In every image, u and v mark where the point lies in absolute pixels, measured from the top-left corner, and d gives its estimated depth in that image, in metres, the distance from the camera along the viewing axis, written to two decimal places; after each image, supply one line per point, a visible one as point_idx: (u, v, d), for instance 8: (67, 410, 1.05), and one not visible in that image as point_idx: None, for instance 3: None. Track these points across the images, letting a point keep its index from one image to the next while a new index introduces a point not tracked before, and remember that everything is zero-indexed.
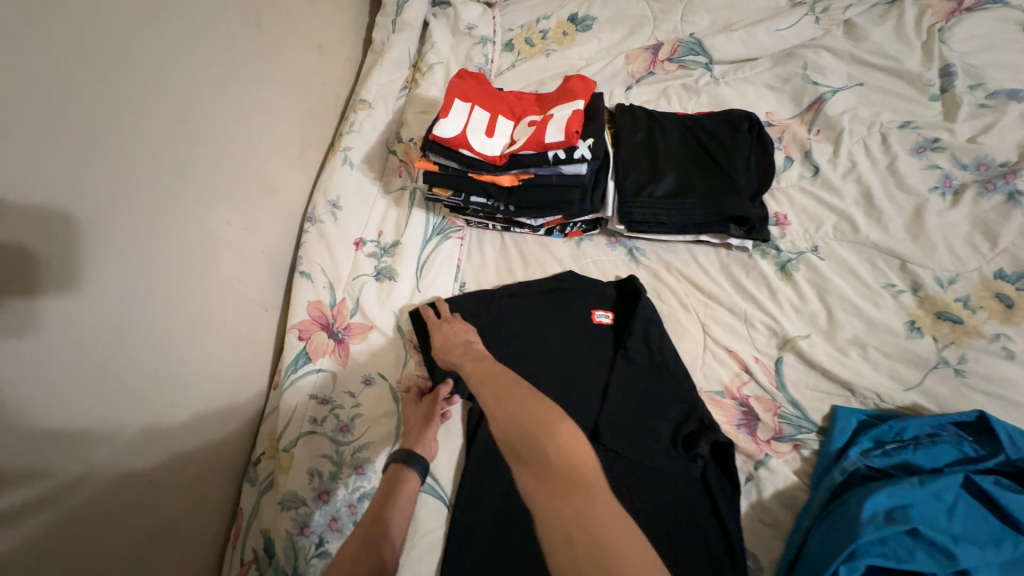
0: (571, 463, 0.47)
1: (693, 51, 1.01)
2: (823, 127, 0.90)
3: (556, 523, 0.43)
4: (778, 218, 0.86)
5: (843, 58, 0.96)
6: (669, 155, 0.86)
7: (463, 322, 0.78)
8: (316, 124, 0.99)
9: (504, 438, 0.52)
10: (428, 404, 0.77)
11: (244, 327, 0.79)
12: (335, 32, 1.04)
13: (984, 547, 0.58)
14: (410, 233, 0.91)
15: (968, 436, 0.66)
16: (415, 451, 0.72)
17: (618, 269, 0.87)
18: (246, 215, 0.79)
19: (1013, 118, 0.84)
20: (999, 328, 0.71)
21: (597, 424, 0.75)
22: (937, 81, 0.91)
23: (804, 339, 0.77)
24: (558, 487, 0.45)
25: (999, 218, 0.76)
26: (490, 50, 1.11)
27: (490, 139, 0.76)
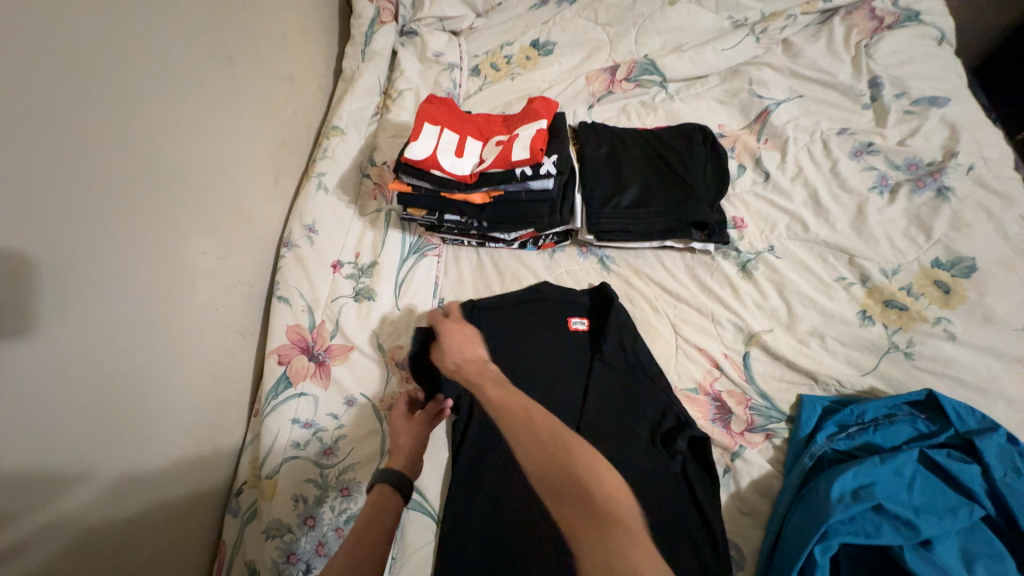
0: (610, 502, 0.63)
1: (648, 71, 1.08)
2: (770, 136, 0.98)
3: (590, 548, 0.59)
4: (736, 221, 0.91)
5: (783, 74, 1.04)
6: (632, 167, 0.90)
7: (471, 329, 0.84)
8: (290, 151, 1.00)
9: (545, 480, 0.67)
10: (421, 423, 0.76)
11: (222, 356, 0.79)
12: (305, 62, 1.07)
13: (944, 516, 0.62)
14: (387, 253, 0.93)
15: (920, 413, 0.71)
16: (399, 470, 0.70)
17: (590, 277, 0.91)
18: (221, 244, 0.80)
19: (934, 122, 0.94)
20: (939, 312, 0.78)
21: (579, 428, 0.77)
22: (868, 92, 1.00)
23: (768, 333, 0.82)
24: (592, 520, 0.61)
25: (930, 213, 0.85)
26: (458, 75, 1.16)
27: (460, 159, 0.79)
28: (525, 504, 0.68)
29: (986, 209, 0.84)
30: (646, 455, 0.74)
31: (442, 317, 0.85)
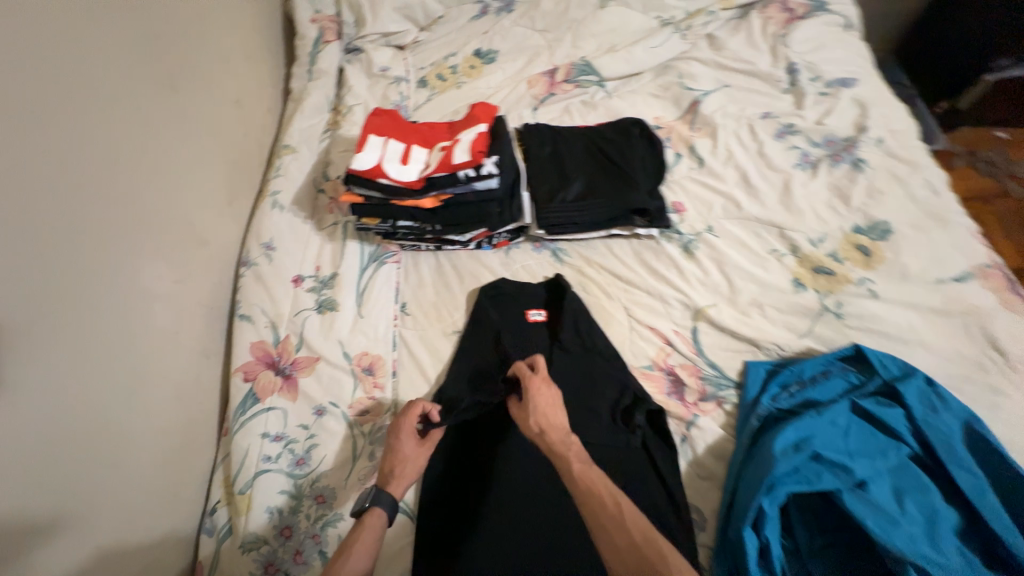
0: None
1: (585, 72, 1.14)
2: (701, 124, 1.04)
3: None
4: (676, 206, 0.97)
5: (710, 66, 1.11)
6: (575, 163, 0.95)
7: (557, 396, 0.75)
8: (244, 171, 1.01)
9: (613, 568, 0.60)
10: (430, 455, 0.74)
11: (185, 378, 0.79)
12: (252, 85, 1.08)
13: (875, 458, 0.68)
14: (347, 264, 0.94)
15: (852, 366, 0.77)
16: (384, 489, 0.70)
17: (545, 270, 0.95)
18: (176, 267, 0.80)
19: (845, 102, 1.02)
20: (862, 274, 0.85)
21: None
22: (786, 78, 1.08)
23: (712, 307, 0.87)
24: None
25: (848, 184, 0.92)
26: (405, 88, 1.19)
27: (405, 166, 0.83)
28: (529, 513, 0.75)
29: (896, 176, 0.93)
30: (607, 432, 0.79)
31: (530, 374, 0.77)
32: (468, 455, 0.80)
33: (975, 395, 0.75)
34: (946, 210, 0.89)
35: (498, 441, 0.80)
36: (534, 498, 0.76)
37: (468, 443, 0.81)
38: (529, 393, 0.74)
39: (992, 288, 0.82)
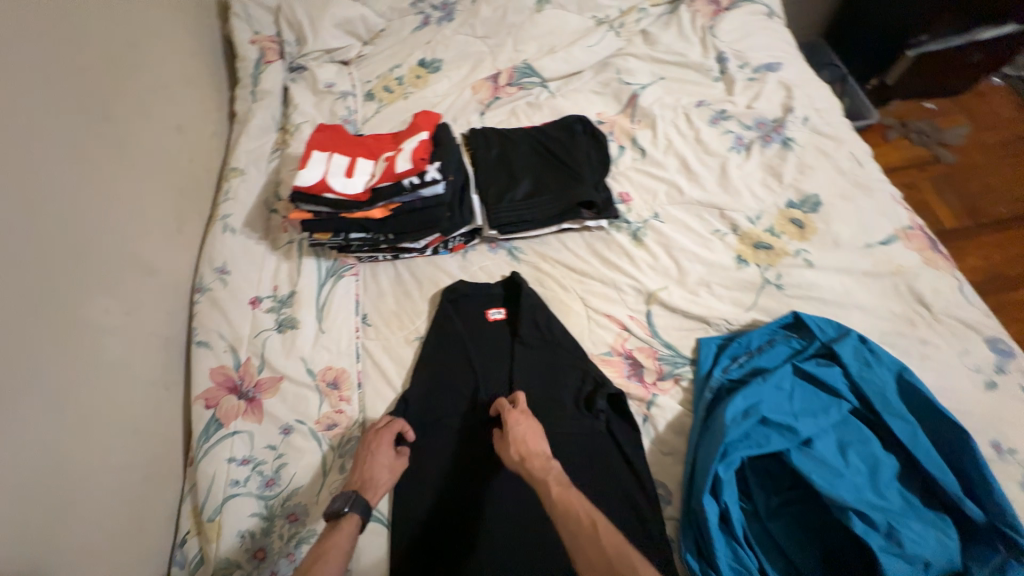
0: None
1: (527, 74, 1.17)
2: (641, 117, 1.09)
3: None
4: (623, 196, 1.01)
5: (645, 61, 1.16)
6: (522, 164, 0.98)
7: (535, 424, 0.76)
8: (191, 197, 0.99)
9: None
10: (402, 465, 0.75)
11: (143, 411, 0.77)
12: (195, 109, 1.07)
13: (818, 416, 0.72)
14: (305, 281, 0.94)
15: (794, 333, 0.82)
16: (359, 494, 0.70)
17: (502, 269, 0.97)
18: (124, 300, 0.78)
19: (771, 85, 1.08)
20: (798, 245, 0.90)
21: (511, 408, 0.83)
22: (716, 67, 1.13)
23: (663, 290, 0.90)
24: None
25: (780, 162, 0.98)
26: (353, 102, 1.19)
27: (351, 178, 0.84)
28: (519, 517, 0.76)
29: (824, 151, 0.99)
30: (573, 420, 0.81)
31: (511, 408, 0.78)
32: (450, 464, 0.79)
33: (907, 348, 0.80)
34: (870, 180, 0.95)
35: (468, 441, 0.81)
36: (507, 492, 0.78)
37: (449, 453, 0.81)
38: (508, 423, 0.76)
39: (915, 248, 0.88)
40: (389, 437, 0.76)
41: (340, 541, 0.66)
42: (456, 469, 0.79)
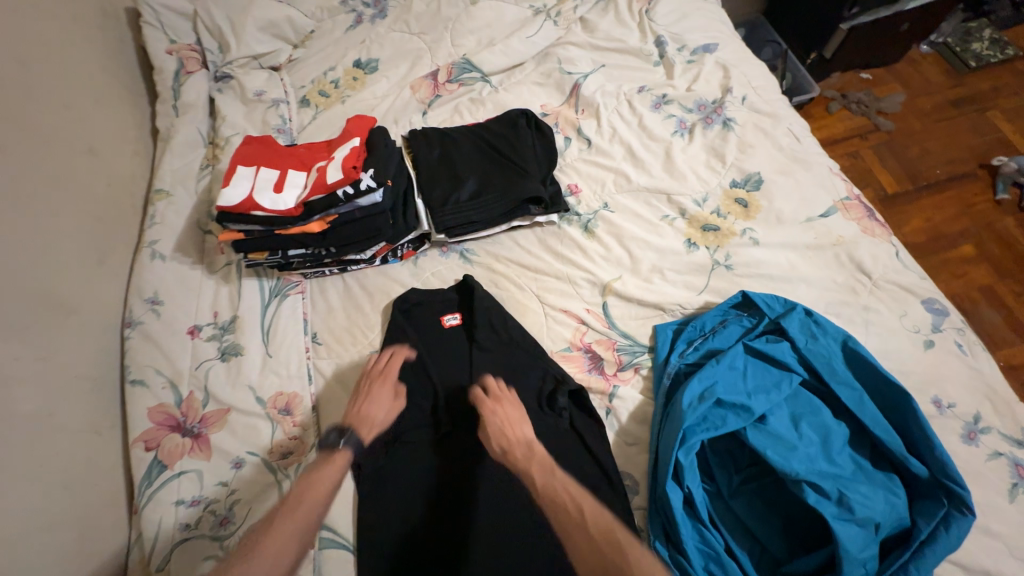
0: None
1: (466, 69, 1.14)
2: (585, 106, 1.07)
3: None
4: (572, 188, 0.99)
5: (586, 48, 1.14)
6: (466, 163, 0.95)
7: (511, 412, 0.76)
8: (113, 224, 0.92)
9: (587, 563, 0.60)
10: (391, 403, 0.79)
11: (73, 461, 0.71)
12: (110, 128, 0.99)
13: (771, 392, 0.73)
14: (246, 304, 0.90)
15: (745, 312, 0.83)
16: (350, 430, 0.74)
17: (455, 273, 0.94)
18: (37, 344, 0.72)
19: (710, 66, 1.08)
20: (744, 225, 0.91)
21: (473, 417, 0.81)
22: (656, 51, 1.13)
23: (617, 281, 0.90)
24: None
25: (722, 143, 0.99)
26: (286, 109, 1.13)
27: (280, 194, 0.80)
28: (512, 521, 0.74)
29: (763, 129, 1.00)
30: (537, 420, 0.80)
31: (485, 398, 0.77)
32: (415, 480, 0.78)
33: (851, 317, 0.83)
34: (809, 154, 0.97)
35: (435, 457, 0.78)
36: (477, 500, 0.76)
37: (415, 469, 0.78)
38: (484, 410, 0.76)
39: (853, 219, 0.90)
40: (387, 379, 0.80)
41: (329, 472, 0.69)
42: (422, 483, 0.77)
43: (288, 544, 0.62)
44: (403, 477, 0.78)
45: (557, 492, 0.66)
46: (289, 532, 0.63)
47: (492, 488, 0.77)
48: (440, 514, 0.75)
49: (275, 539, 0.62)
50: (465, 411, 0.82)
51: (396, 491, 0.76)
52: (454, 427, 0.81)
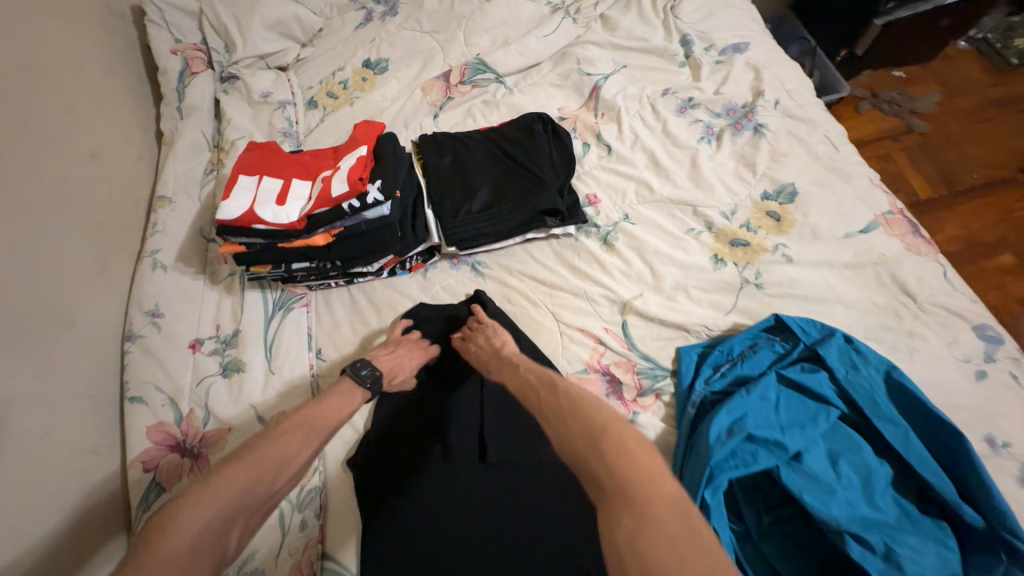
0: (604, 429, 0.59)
1: (480, 70, 1.08)
2: (605, 110, 1.02)
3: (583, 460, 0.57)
4: (590, 198, 0.94)
5: (606, 48, 1.08)
6: (478, 171, 0.90)
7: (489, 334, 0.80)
8: (114, 232, 0.89)
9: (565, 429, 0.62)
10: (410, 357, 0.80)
11: (69, 485, 0.68)
12: (113, 131, 0.95)
13: (806, 427, 0.68)
14: (249, 317, 0.87)
15: (777, 336, 0.77)
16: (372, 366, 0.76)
17: (466, 287, 0.90)
18: (34, 360, 0.68)
19: (739, 67, 1.02)
20: (777, 240, 0.85)
21: (483, 442, 0.77)
22: (681, 50, 1.07)
23: (638, 298, 0.84)
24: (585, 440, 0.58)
25: (752, 151, 0.92)
26: (293, 112, 1.08)
27: (282, 206, 0.77)
28: (523, 558, 0.69)
29: (797, 136, 0.93)
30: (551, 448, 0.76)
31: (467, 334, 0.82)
32: (421, 508, 0.72)
33: (893, 343, 0.76)
34: (848, 164, 0.90)
35: (444, 485, 0.74)
36: (486, 535, 0.71)
37: (424, 496, 0.73)
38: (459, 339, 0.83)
39: (896, 234, 0.83)
40: (420, 348, 0.82)
41: (343, 402, 0.70)
42: (429, 511, 0.72)
43: (293, 457, 0.61)
44: (409, 506, 0.72)
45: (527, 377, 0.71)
46: (299, 447, 0.62)
47: (503, 519, 0.72)
48: (445, 553, 0.70)
49: (284, 447, 0.61)
50: (473, 437, 0.78)
51: (401, 522, 0.71)
52: (461, 454, 0.76)
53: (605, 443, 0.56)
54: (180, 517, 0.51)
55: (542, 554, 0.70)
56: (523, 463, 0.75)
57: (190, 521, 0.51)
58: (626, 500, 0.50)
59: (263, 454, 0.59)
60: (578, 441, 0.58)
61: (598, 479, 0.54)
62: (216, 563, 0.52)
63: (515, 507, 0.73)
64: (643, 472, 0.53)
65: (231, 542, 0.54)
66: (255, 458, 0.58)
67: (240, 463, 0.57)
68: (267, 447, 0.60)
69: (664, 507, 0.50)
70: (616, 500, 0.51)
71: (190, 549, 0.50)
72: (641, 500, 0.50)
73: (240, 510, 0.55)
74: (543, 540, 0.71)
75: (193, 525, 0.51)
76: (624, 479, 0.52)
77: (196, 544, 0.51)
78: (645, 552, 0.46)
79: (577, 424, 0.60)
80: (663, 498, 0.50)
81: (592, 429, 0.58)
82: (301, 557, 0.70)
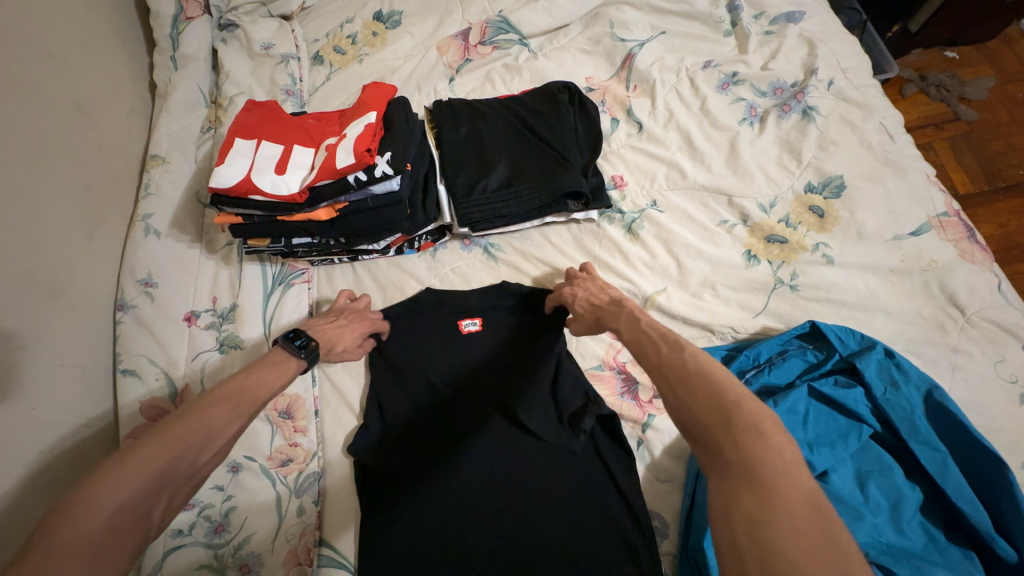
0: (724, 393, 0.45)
1: (502, 30, 0.97)
2: (637, 82, 0.92)
3: (695, 417, 0.45)
4: (616, 180, 0.87)
5: (644, 10, 0.98)
6: (497, 144, 0.82)
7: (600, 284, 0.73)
8: (104, 193, 0.82)
9: (673, 370, 0.49)
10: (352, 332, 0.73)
11: (59, 459, 0.66)
12: (101, 81, 0.87)
13: (835, 445, 0.64)
14: (247, 291, 0.82)
15: (810, 344, 0.73)
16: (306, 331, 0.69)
17: (478, 271, 0.84)
18: (19, 329, 0.64)
19: (792, 40, 0.92)
20: (817, 238, 0.78)
21: (502, 400, 0.74)
22: (727, 17, 0.96)
23: (661, 293, 0.78)
24: (709, 395, 0.45)
25: (799, 136, 0.84)
26: (296, 67, 1.00)
27: (282, 176, 0.70)
28: (524, 547, 0.67)
29: (850, 121, 0.84)
30: (555, 434, 0.72)
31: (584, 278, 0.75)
32: (423, 495, 0.69)
33: (935, 358, 0.71)
34: (902, 157, 0.81)
35: (450, 463, 0.71)
36: (493, 511, 0.69)
37: (428, 479, 0.70)
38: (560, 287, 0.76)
39: (950, 239, 0.76)
40: (365, 321, 0.75)
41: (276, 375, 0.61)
42: (431, 491, 0.69)
43: (219, 431, 0.52)
44: (411, 498, 0.69)
45: (639, 332, 0.57)
46: (228, 417, 0.53)
47: (505, 506, 0.69)
48: (445, 551, 0.67)
49: (211, 419, 0.52)
50: (483, 406, 0.75)
51: (402, 515, 0.68)
52: (471, 429, 0.73)
53: (737, 417, 0.43)
54: (90, 497, 0.43)
55: (544, 548, 0.67)
56: (530, 435, 0.72)
57: (99, 502, 0.43)
58: (756, 483, 0.39)
59: (190, 426, 0.50)
60: (700, 410, 0.45)
61: (720, 455, 0.42)
62: (137, 544, 0.44)
63: (518, 492, 0.70)
64: (786, 459, 0.40)
65: (154, 521, 0.46)
66: (173, 432, 0.49)
67: (154, 439, 0.48)
68: (189, 421, 0.51)
69: (800, 503, 0.38)
70: (742, 482, 0.40)
71: (105, 530, 0.42)
72: (773, 490, 0.38)
73: (162, 486, 0.47)
74: (548, 539, 0.67)
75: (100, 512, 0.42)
76: (755, 461, 0.40)
77: (114, 521, 0.43)
78: (773, 540, 0.36)
79: (708, 389, 0.46)
80: (797, 488, 0.39)
81: (720, 398, 0.44)
82: (298, 542, 0.69)
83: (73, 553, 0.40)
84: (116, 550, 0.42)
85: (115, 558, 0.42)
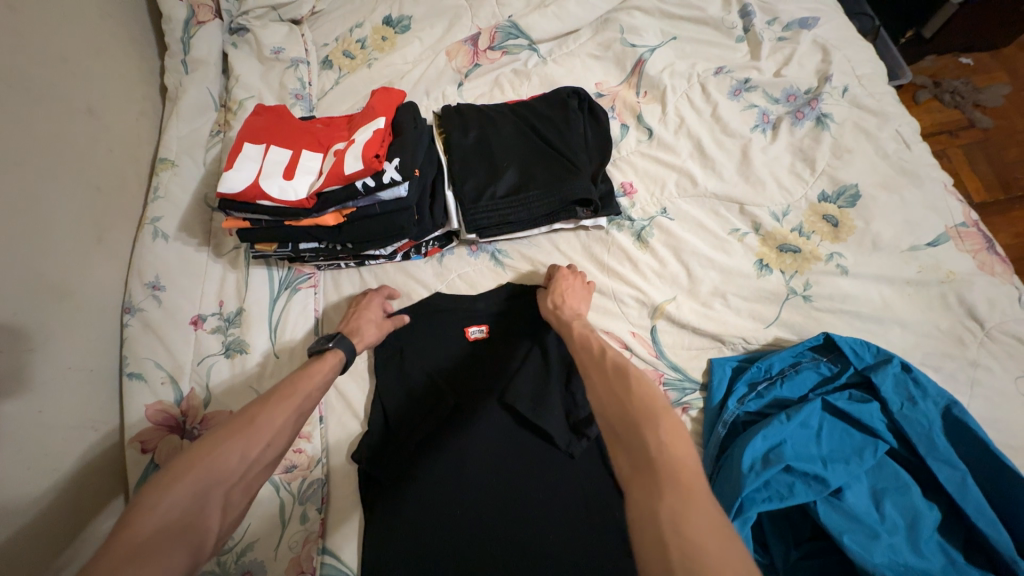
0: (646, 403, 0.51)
1: (512, 35, 0.97)
2: (648, 88, 0.91)
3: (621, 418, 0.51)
4: (625, 187, 0.86)
5: (654, 15, 0.97)
6: (505, 150, 0.81)
7: (579, 284, 0.76)
8: (114, 195, 0.82)
9: (600, 387, 0.56)
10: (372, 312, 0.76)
11: (64, 463, 0.65)
12: (113, 85, 0.87)
13: (850, 461, 0.62)
14: (253, 295, 0.82)
15: (823, 356, 0.71)
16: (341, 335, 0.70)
17: (484, 278, 0.84)
18: (27, 332, 0.64)
19: (806, 46, 0.90)
20: (831, 248, 0.77)
21: (506, 406, 0.73)
22: (740, 23, 0.95)
23: (671, 303, 0.77)
24: (633, 406, 0.51)
25: (813, 144, 0.83)
26: (306, 71, 1.00)
27: (290, 181, 0.70)
28: (528, 559, 0.66)
29: (865, 129, 0.82)
30: (562, 442, 0.71)
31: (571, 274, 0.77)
32: (427, 501, 0.68)
33: (953, 373, 0.69)
34: (920, 167, 0.80)
35: (454, 471, 0.70)
36: (496, 520, 0.67)
37: (432, 488, 0.69)
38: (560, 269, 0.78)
39: (969, 250, 0.74)
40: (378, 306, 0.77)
41: (313, 384, 0.62)
42: (436, 500, 0.68)
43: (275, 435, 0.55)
44: (414, 507, 0.68)
45: (591, 338, 0.65)
46: (271, 415, 0.56)
47: (508, 518, 0.68)
48: (447, 564, 0.65)
49: (258, 419, 0.55)
50: (489, 413, 0.73)
51: (405, 524, 0.67)
52: (475, 437, 0.72)
53: (662, 420, 0.49)
54: (155, 503, 0.46)
55: (549, 560, 0.65)
56: (537, 444, 0.71)
57: (163, 504, 0.46)
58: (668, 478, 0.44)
59: (237, 428, 0.53)
60: (629, 410, 0.51)
61: (644, 451, 0.47)
62: (195, 545, 0.45)
63: (523, 502, 0.68)
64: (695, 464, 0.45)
65: (215, 522, 0.48)
66: (223, 434, 0.52)
67: (206, 444, 0.51)
68: (231, 425, 0.53)
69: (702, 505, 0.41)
70: (662, 478, 0.44)
71: (160, 529, 0.44)
72: (682, 482, 0.43)
73: (211, 486, 0.49)
74: (552, 551, 0.66)
75: (158, 512, 0.45)
76: (670, 461, 0.45)
77: (172, 521, 0.45)
78: (689, 536, 0.39)
79: (641, 401, 0.52)
80: None
81: (647, 405, 0.51)
82: (301, 551, 0.68)
83: (142, 549, 0.42)
84: (171, 551, 0.43)
85: (173, 558, 0.43)
